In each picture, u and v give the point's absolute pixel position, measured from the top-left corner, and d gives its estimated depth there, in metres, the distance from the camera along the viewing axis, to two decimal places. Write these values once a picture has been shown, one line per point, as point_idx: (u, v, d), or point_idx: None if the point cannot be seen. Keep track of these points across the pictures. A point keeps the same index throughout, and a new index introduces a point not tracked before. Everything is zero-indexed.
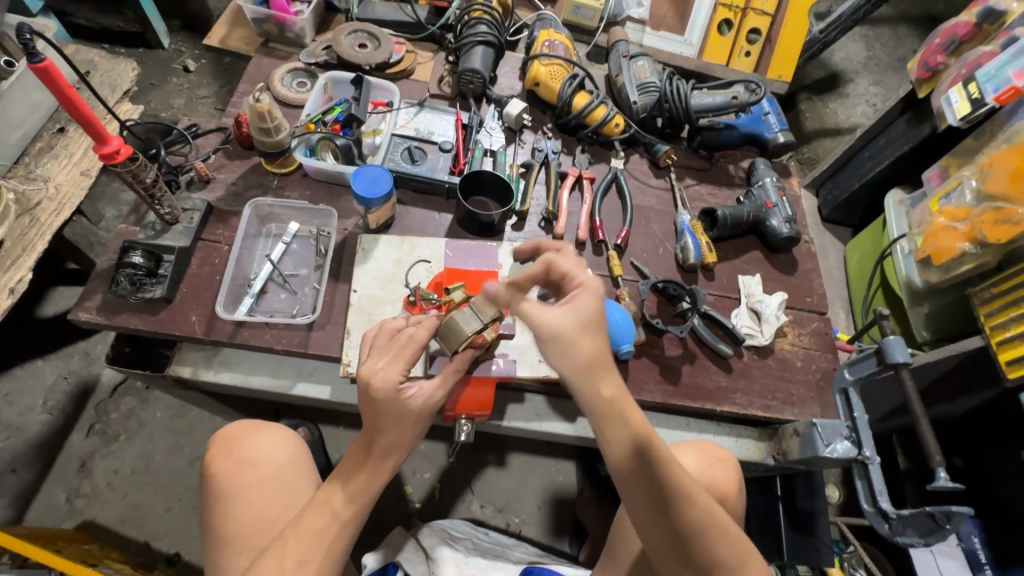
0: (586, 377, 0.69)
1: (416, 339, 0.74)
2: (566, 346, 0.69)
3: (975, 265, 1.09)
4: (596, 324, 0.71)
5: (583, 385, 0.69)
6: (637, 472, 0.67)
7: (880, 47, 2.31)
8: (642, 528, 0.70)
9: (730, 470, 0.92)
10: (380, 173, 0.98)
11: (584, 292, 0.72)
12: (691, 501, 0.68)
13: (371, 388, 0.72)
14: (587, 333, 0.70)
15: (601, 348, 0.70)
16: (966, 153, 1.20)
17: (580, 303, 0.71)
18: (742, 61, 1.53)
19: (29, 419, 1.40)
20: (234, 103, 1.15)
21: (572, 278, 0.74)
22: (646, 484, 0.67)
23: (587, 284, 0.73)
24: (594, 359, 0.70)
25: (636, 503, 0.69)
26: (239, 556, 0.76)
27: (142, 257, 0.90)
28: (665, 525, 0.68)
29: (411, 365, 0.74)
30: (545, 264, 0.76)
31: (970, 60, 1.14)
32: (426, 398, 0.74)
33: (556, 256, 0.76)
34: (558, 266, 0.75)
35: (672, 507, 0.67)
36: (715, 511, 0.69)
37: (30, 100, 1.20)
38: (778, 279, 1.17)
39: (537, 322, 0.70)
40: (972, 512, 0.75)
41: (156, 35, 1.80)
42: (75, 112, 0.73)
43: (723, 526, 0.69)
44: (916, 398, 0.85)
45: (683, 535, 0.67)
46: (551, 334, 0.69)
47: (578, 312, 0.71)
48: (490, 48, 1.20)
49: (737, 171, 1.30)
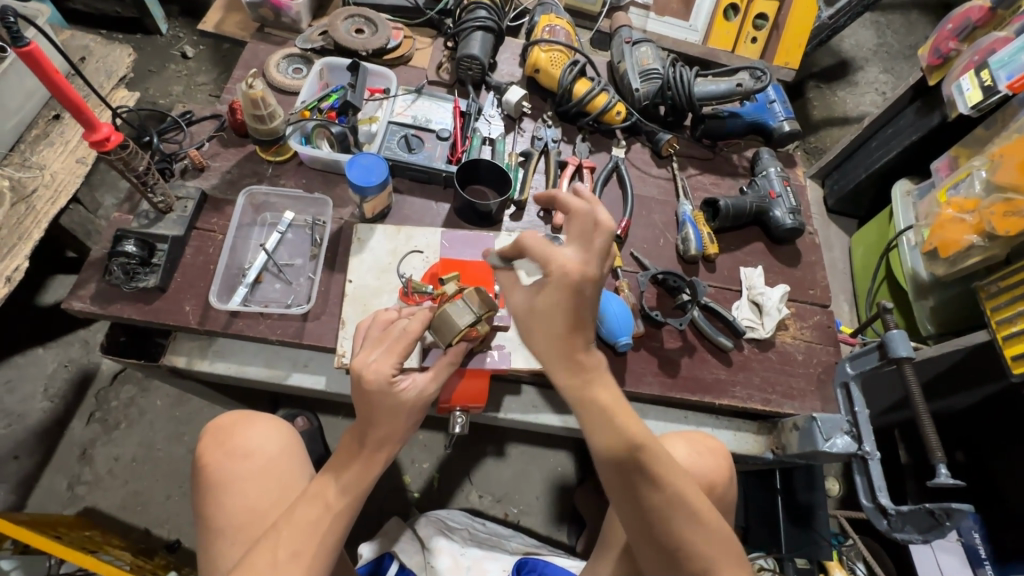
0: (557, 363, 0.68)
1: (409, 331, 0.73)
2: (525, 331, 0.70)
3: (982, 258, 1.06)
4: (552, 318, 0.67)
5: (550, 369, 0.68)
6: (609, 457, 0.67)
7: (891, 34, 2.25)
8: (618, 509, 0.69)
9: (723, 459, 0.92)
10: (375, 161, 0.96)
11: (547, 284, 0.66)
12: (663, 488, 0.66)
13: (363, 381, 0.71)
14: (544, 325, 0.68)
15: (564, 340, 0.67)
16: (976, 143, 1.17)
17: (544, 294, 0.67)
18: (748, 47, 1.50)
19: (30, 406, 1.40)
20: (229, 89, 1.14)
21: (543, 264, 0.67)
22: (616, 467, 0.67)
23: (552, 276, 0.65)
24: (557, 349, 0.68)
25: (608, 482, 0.69)
26: (232, 547, 0.76)
27: (135, 246, 0.89)
28: (635, 507, 0.67)
29: (404, 359, 0.73)
30: (519, 239, 0.69)
31: (982, 46, 1.11)
32: (418, 393, 0.73)
33: (528, 236, 0.67)
34: (530, 247, 0.68)
35: (643, 491, 0.66)
36: (691, 500, 0.67)
37: (24, 85, 1.19)
38: (780, 271, 1.15)
39: (509, 299, 0.72)
40: (973, 509, 0.74)
41: (153, 20, 1.78)
42: (63, 98, 0.71)
43: (699, 516, 0.66)
44: (918, 392, 0.83)
45: (652, 518, 0.66)
46: (518, 313, 0.70)
47: (538, 302, 0.67)
48: (488, 33, 1.17)
49: (740, 161, 1.27)
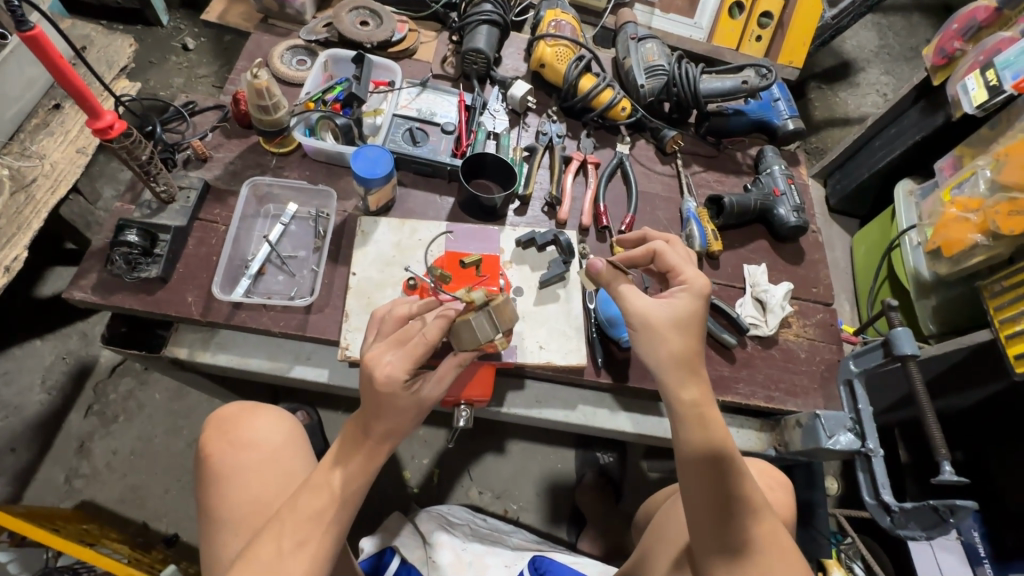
0: (678, 377, 0.74)
1: (427, 338, 0.71)
2: (653, 336, 0.75)
3: (985, 258, 1.06)
4: (689, 324, 0.76)
5: (672, 379, 0.74)
6: (710, 478, 0.71)
7: (893, 35, 2.26)
8: (696, 526, 0.71)
9: (787, 495, 0.94)
10: (380, 153, 0.95)
11: (684, 291, 0.78)
12: (757, 516, 0.70)
13: (375, 381, 0.70)
14: (677, 331, 0.75)
15: (690, 349, 0.75)
16: (980, 143, 1.17)
17: (680, 300, 0.78)
18: (752, 45, 1.49)
19: (27, 399, 1.39)
20: (233, 80, 1.13)
21: (676, 274, 0.81)
22: (716, 485, 0.70)
23: (689, 284, 0.79)
24: (682, 357, 0.75)
25: (697, 503, 0.71)
26: (235, 537, 0.75)
27: (137, 236, 0.88)
28: (722, 532, 0.70)
29: (419, 362, 0.72)
30: (652, 252, 0.84)
31: (988, 47, 1.11)
32: (431, 393, 0.73)
33: (665, 248, 0.83)
34: (666, 259, 0.83)
35: (737, 516, 0.70)
36: (779, 535, 0.71)
37: (24, 74, 1.18)
38: (784, 269, 1.15)
39: (633, 305, 0.78)
40: (977, 506, 0.74)
41: (154, 11, 1.76)
42: (68, 84, 0.70)
43: (782, 551, 0.70)
44: (924, 391, 0.83)
45: (739, 546, 0.69)
46: (643, 319, 0.76)
47: (675, 311, 0.76)
48: (494, 27, 1.17)
49: (744, 158, 1.27)
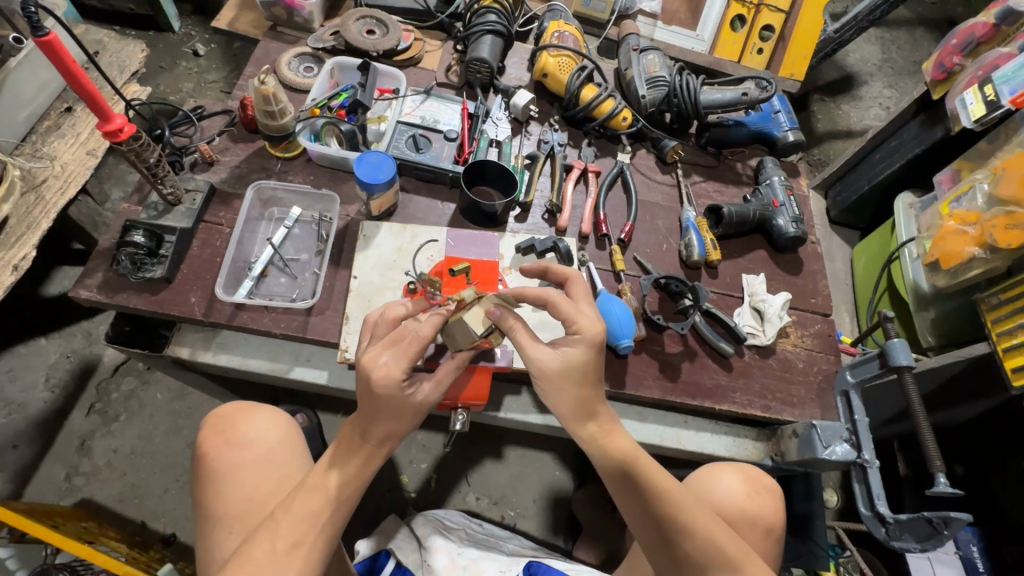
0: (574, 417, 0.77)
1: (421, 334, 0.72)
2: (550, 387, 0.77)
3: (983, 271, 1.07)
4: (581, 374, 0.76)
5: (570, 421, 0.77)
6: (634, 503, 0.74)
7: (896, 49, 2.27)
8: (649, 556, 0.74)
9: (773, 499, 0.91)
10: (383, 159, 0.97)
11: (576, 343, 0.76)
12: (688, 532, 0.71)
13: (373, 383, 0.70)
14: (569, 381, 0.76)
15: (585, 394, 0.76)
16: (978, 156, 1.18)
17: (573, 351, 0.76)
18: (754, 58, 1.51)
19: (30, 396, 1.41)
20: (241, 85, 1.15)
21: (570, 324, 0.78)
22: (640, 510, 0.73)
23: (582, 336, 0.76)
24: (578, 401, 0.76)
25: (641, 535, 0.74)
26: (229, 536, 0.76)
27: (143, 237, 0.90)
28: (671, 559, 0.72)
29: (414, 362, 0.72)
30: (546, 301, 0.79)
31: (986, 62, 1.12)
32: (427, 397, 0.73)
33: (558, 298, 0.79)
34: (558, 310, 0.78)
35: (674, 540, 0.71)
36: (721, 544, 0.71)
37: (38, 78, 1.21)
38: (782, 279, 1.16)
39: (529, 357, 0.76)
40: (971, 518, 0.74)
41: (166, 18, 1.80)
42: (79, 87, 0.72)
43: (730, 559, 0.70)
44: (919, 404, 0.83)
45: (688, 568, 0.70)
46: (540, 369, 0.76)
47: (567, 361, 0.76)
48: (498, 37, 1.19)
49: (744, 169, 1.28)
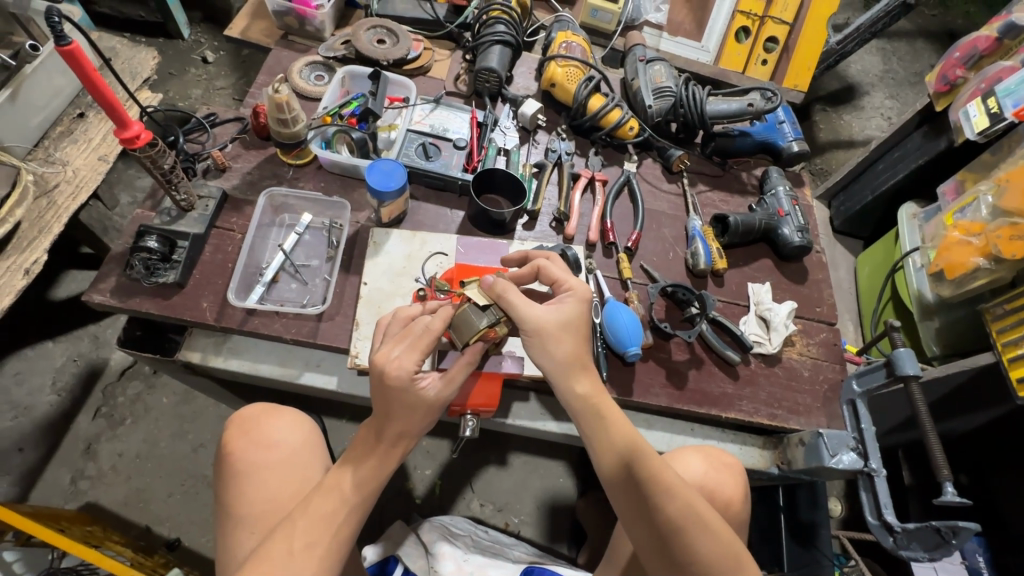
0: (567, 376, 0.80)
1: (432, 329, 0.74)
2: (546, 343, 0.79)
3: (988, 281, 1.07)
4: (576, 326, 0.81)
5: (563, 380, 0.79)
6: (616, 465, 0.75)
7: (896, 61, 2.30)
8: (628, 521, 0.74)
9: (734, 477, 0.91)
10: (395, 167, 0.98)
11: (571, 297, 0.82)
12: (670, 494, 0.71)
13: (386, 377, 0.72)
14: (566, 333, 0.80)
15: (580, 349, 0.81)
16: (982, 168, 1.19)
17: (567, 305, 0.82)
18: (759, 69, 1.53)
19: (37, 400, 1.41)
20: (253, 94, 1.17)
21: (561, 284, 0.84)
22: (621, 470, 0.75)
23: (574, 291, 0.83)
24: (572, 358, 0.80)
25: (621, 496, 0.75)
26: (249, 536, 0.76)
27: (157, 242, 0.91)
28: (646, 520, 0.72)
29: (426, 355, 0.74)
30: (536, 268, 0.87)
31: (989, 75, 1.14)
32: (438, 391, 0.74)
33: (547, 263, 0.86)
34: (549, 272, 0.85)
35: (652, 503, 0.71)
36: (701, 509, 0.71)
37: (52, 84, 1.22)
38: (787, 288, 1.16)
39: (523, 315, 0.79)
40: (980, 528, 0.73)
41: (176, 26, 1.82)
42: (98, 95, 0.73)
43: (708, 524, 0.70)
44: (926, 413, 0.84)
45: (664, 531, 0.70)
46: (534, 326, 0.79)
47: (562, 314, 0.81)
48: (506, 48, 1.21)
49: (749, 178, 1.29)
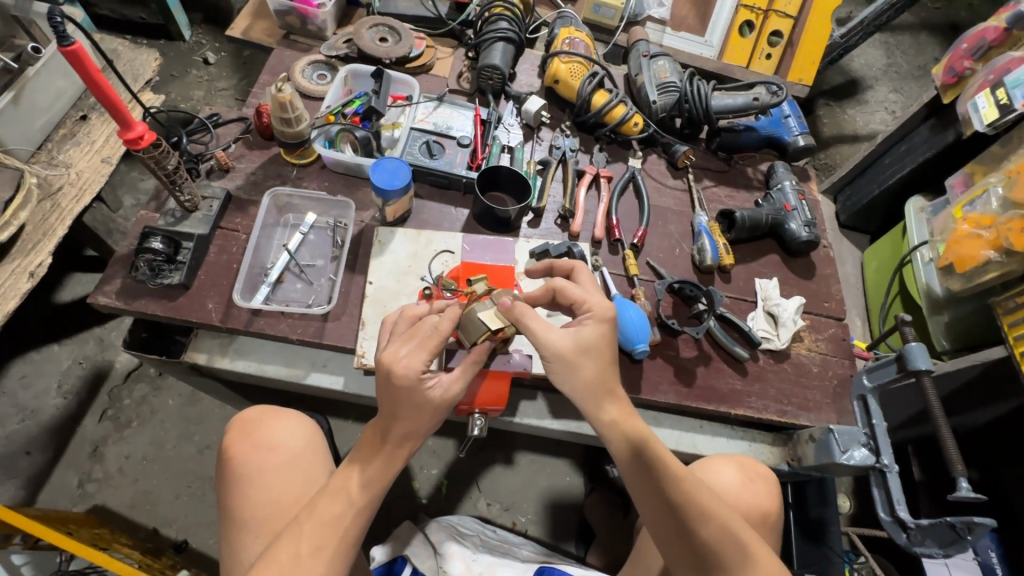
0: (594, 400, 0.77)
1: (441, 329, 0.73)
2: (569, 368, 0.77)
3: (999, 274, 1.06)
4: (597, 348, 0.79)
5: (590, 404, 0.77)
6: (651, 494, 0.73)
7: (901, 54, 2.28)
8: (663, 543, 0.73)
9: (768, 484, 0.91)
10: (399, 165, 0.98)
11: (590, 319, 0.80)
12: (706, 517, 0.71)
13: (393, 377, 0.71)
14: (587, 357, 0.78)
15: (604, 372, 0.78)
16: (991, 160, 1.18)
17: (586, 329, 0.79)
18: (762, 63, 1.52)
19: (43, 402, 1.41)
20: (255, 93, 1.16)
21: (580, 304, 0.82)
22: (656, 497, 0.73)
23: (594, 312, 0.80)
24: (596, 381, 0.77)
25: (656, 521, 0.73)
26: (254, 540, 0.76)
27: (161, 243, 0.90)
28: (684, 543, 0.71)
29: (434, 355, 0.73)
30: (552, 290, 0.84)
31: (998, 65, 1.12)
32: (445, 392, 0.73)
33: (564, 285, 0.83)
34: (566, 294, 0.83)
35: (689, 527, 0.71)
36: (735, 530, 0.71)
37: (54, 86, 1.22)
38: (795, 284, 1.15)
39: (543, 340, 0.77)
40: (994, 524, 0.73)
41: (177, 27, 1.82)
42: (101, 95, 0.73)
43: (744, 546, 0.70)
44: (938, 407, 0.83)
45: (702, 553, 0.70)
46: (555, 352, 0.77)
47: (581, 338, 0.78)
48: (509, 44, 1.20)
49: (755, 174, 1.29)
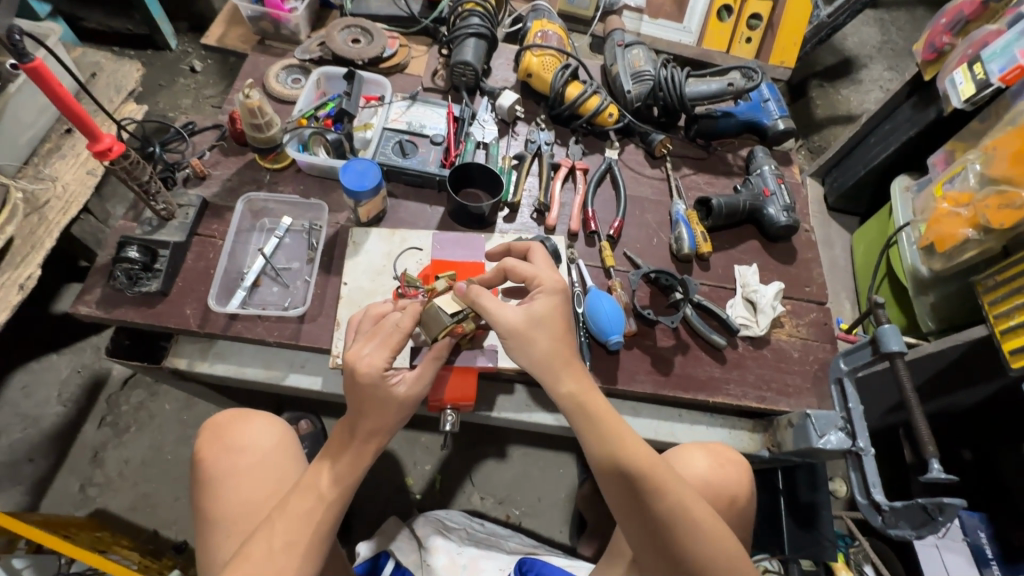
0: (552, 373, 0.78)
1: (402, 327, 0.74)
2: (523, 342, 0.78)
3: (978, 252, 1.05)
4: (550, 322, 0.80)
5: (548, 377, 0.78)
6: (608, 464, 0.74)
7: (895, 31, 2.24)
8: (622, 519, 0.74)
9: (740, 471, 0.90)
10: (369, 166, 0.98)
11: (540, 293, 0.81)
12: (660, 491, 0.71)
13: (357, 373, 0.73)
14: (540, 331, 0.79)
15: (557, 344, 0.79)
16: (972, 136, 1.16)
17: (537, 303, 0.80)
18: (743, 47, 1.50)
19: (44, 411, 1.45)
20: (230, 100, 1.18)
21: (531, 281, 0.83)
22: (612, 469, 0.73)
23: (544, 286, 0.82)
24: (552, 354, 0.78)
25: (614, 494, 0.73)
26: (228, 539, 0.78)
27: (138, 252, 0.92)
28: (640, 518, 0.71)
29: (397, 353, 0.74)
30: (504, 269, 0.85)
31: (976, 39, 1.09)
32: (408, 387, 0.75)
33: (515, 263, 0.84)
34: (518, 271, 0.84)
35: (645, 500, 0.71)
36: (689, 504, 0.70)
37: (37, 101, 1.24)
38: (775, 269, 1.15)
39: (496, 318, 0.78)
40: (964, 504, 0.73)
41: (162, 36, 1.83)
42: (67, 110, 0.74)
43: (697, 520, 0.69)
44: (914, 395, 0.82)
45: (657, 527, 0.70)
46: (508, 328, 0.78)
47: (532, 312, 0.79)
48: (481, 40, 1.20)
49: (735, 160, 1.27)
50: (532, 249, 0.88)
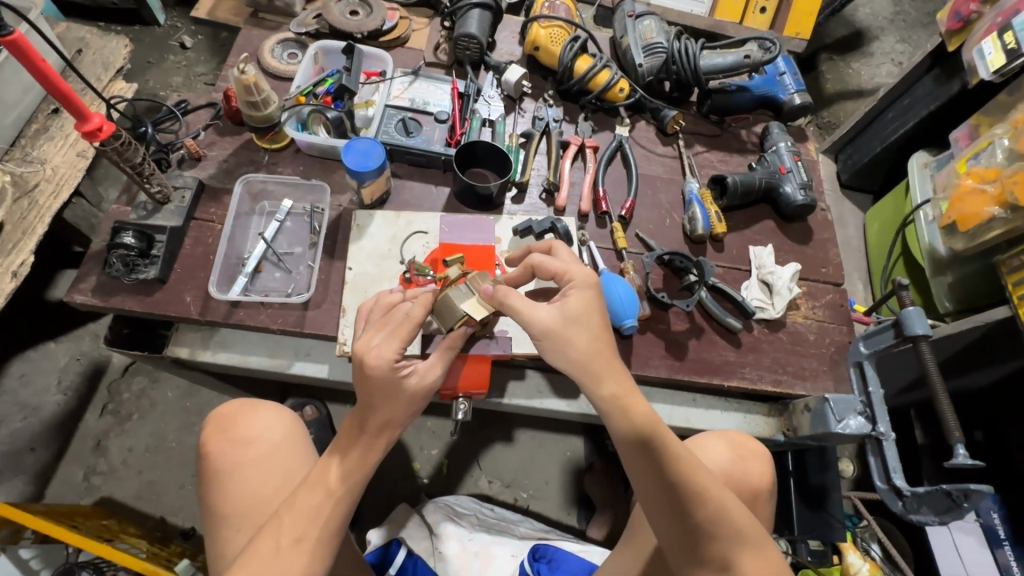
0: (589, 377, 0.74)
1: (412, 317, 0.72)
2: (558, 342, 0.75)
3: (1004, 232, 1.01)
4: (585, 318, 0.76)
5: (586, 378, 0.74)
6: (647, 463, 0.70)
7: (909, 0, 2.16)
8: (656, 523, 0.71)
9: (762, 463, 0.89)
10: (371, 145, 0.94)
11: (574, 289, 0.77)
12: (702, 497, 0.68)
13: (366, 366, 0.70)
14: (575, 330, 0.75)
15: (595, 343, 0.75)
16: (999, 110, 1.12)
17: (571, 300, 0.77)
18: (756, 18, 1.44)
19: (44, 400, 1.42)
20: (224, 77, 1.13)
21: (562, 276, 0.79)
22: (654, 473, 0.70)
23: (576, 281, 0.78)
24: (590, 354, 0.75)
25: (651, 500, 0.70)
26: (237, 534, 0.76)
27: (133, 238, 0.88)
28: (680, 525, 0.68)
29: (407, 343, 0.72)
30: (532, 267, 0.82)
31: (1007, 7, 1.04)
32: (421, 379, 0.72)
33: (544, 259, 0.81)
34: (547, 268, 0.80)
35: (685, 507, 0.68)
36: (733, 514, 0.68)
37: (22, 80, 1.18)
38: (791, 250, 1.12)
39: (528, 318, 0.75)
40: (990, 489, 0.72)
41: (150, 10, 1.76)
42: (53, 88, 0.70)
43: (740, 531, 0.67)
44: (935, 372, 0.81)
45: (698, 535, 0.68)
46: (542, 329, 0.75)
47: (565, 310, 0.76)
48: (486, 11, 1.14)
49: (749, 137, 1.23)
50: (556, 245, 0.84)
